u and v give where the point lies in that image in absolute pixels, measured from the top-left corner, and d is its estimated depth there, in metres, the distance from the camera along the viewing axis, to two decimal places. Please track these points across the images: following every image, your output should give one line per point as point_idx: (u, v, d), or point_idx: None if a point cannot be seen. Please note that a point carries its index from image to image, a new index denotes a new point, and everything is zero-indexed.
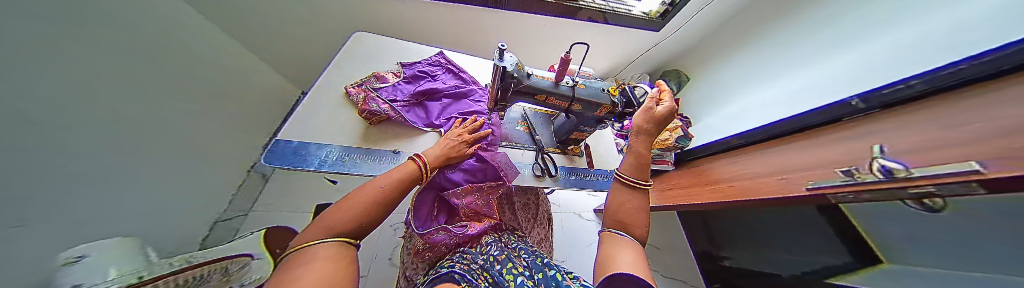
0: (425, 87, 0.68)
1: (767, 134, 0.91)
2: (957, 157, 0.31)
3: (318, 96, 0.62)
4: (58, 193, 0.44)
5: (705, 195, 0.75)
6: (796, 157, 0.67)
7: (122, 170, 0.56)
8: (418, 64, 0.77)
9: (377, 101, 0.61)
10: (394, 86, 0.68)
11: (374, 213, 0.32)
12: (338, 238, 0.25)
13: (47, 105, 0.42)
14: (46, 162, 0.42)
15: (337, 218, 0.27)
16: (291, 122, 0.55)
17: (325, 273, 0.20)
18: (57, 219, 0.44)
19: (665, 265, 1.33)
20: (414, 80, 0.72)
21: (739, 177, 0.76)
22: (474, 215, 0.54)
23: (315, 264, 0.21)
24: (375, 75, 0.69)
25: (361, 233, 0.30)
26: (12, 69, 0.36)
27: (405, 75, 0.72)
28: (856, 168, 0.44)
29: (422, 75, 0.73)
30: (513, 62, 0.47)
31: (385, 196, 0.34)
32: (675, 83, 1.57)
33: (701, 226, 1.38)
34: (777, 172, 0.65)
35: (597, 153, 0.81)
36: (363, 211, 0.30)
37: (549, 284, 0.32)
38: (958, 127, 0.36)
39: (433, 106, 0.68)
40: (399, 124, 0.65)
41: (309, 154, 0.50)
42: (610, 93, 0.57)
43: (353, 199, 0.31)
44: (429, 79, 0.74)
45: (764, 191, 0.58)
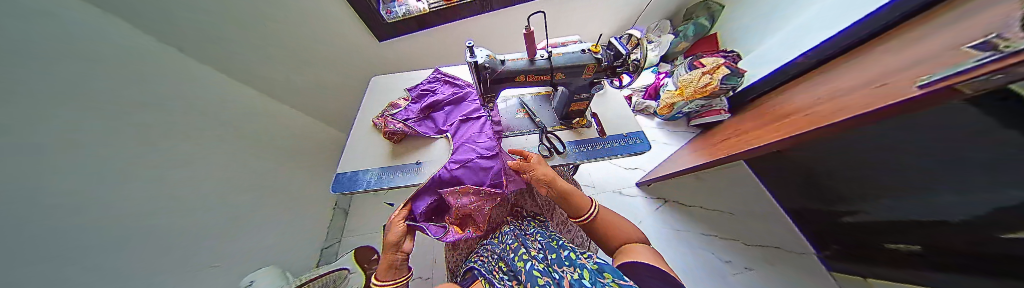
0: (429, 101, 0.77)
1: (860, 35, 0.72)
2: None
3: (356, 134, 0.76)
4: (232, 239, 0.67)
5: (772, 135, 0.61)
6: (900, 55, 0.49)
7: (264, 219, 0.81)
8: (419, 84, 0.86)
9: (393, 122, 0.71)
10: (405, 108, 0.78)
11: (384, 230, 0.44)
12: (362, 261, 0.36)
13: (216, 184, 0.64)
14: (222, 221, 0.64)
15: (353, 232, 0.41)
16: (345, 160, 0.68)
17: None
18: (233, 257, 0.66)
19: (747, 231, 1.10)
20: (420, 99, 0.81)
21: (817, 102, 0.59)
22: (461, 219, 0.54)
23: None
24: (392, 105, 0.81)
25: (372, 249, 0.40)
26: (175, 166, 0.55)
27: (412, 97, 0.82)
28: (998, 36, 0.29)
29: (425, 93, 0.82)
30: (483, 54, 0.50)
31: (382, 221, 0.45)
32: (704, 17, 1.34)
33: (790, 179, 1.10)
34: (871, 80, 0.49)
35: (607, 120, 0.72)
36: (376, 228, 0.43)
37: (562, 264, 0.34)
38: None
39: (438, 116, 0.76)
40: (416, 137, 0.74)
41: (360, 179, 0.63)
42: (592, 51, 0.54)
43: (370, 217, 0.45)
44: (431, 94, 0.82)
45: (847, 111, 0.44)
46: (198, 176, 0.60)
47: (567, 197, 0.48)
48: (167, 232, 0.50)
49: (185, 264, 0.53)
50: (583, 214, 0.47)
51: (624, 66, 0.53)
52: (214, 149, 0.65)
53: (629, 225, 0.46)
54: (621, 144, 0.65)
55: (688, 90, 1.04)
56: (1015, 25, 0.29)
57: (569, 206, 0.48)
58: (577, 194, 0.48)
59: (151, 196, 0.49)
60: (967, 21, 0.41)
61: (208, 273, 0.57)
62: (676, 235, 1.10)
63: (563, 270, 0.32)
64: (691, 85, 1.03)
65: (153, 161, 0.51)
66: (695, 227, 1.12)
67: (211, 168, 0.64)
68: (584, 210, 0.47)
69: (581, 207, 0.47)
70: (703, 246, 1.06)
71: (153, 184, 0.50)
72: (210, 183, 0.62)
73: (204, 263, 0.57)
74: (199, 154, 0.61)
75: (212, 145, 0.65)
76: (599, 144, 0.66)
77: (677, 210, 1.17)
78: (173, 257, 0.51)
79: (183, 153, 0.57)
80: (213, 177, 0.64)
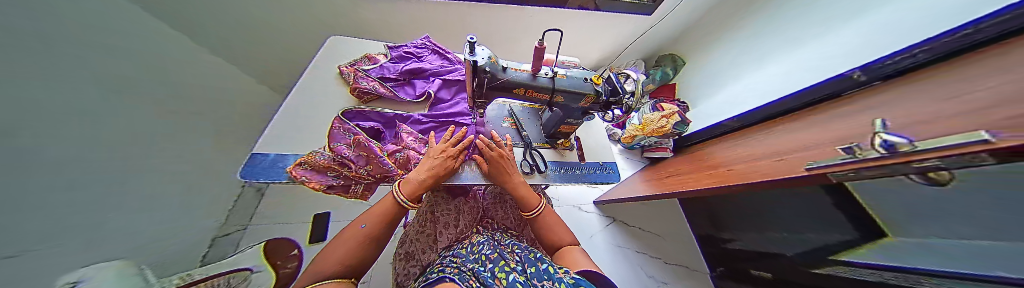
0: (412, 67, 0.76)
1: (765, 113, 0.91)
2: (950, 127, 0.30)
3: (303, 91, 0.68)
4: (66, 217, 0.44)
5: (703, 182, 0.73)
6: (790, 138, 0.67)
7: (130, 189, 0.57)
8: (404, 46, 0.83)
9: (366, 79, 0.70)
10: (381, 66, 0.76)
11: (357, 254, 0.39)
12: (334, 279, 0.34)
13: (64, 128, 0.43)
14: (57, 187, 0.42)
15: (325, 264, 0.36)
16: (268, 136, 0.58)
17: None
18: (66, 242, 0.44)
19: (667, 251, 1.33)
20: (401, 61, 0.79)
21: (735, 162, 0.74)
22: (402, 164, 0.58)
23: None
24: (367, 56, 0.78)
25: (349, 271, 0.37)
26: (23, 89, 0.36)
27: (392, 56, 0.79)
28: (858, 145, 0.41)
29: (408, 56, 0.81)
30: (486, 56, 0.48)
31: (370, 232, 0.43)
32: (670, 68, 1.56)
33: (703, 211, 1.36)
34: (773, 153, 0.63)
35: (587, 145, 0.80)
36: (346, 252, 0.38)
37: (542, 278, 0.33)
38: (957, 94, 0.36)
39: (419, 83, 0.75)
40: (391, 100, 0.72)
41: (286, 167, 0.54)
42: (594, 81, 0.57)
43: (346, 237, 0.41)
44: (415, 59, 0.81)
45: (759, 174, 0.57)
46: (45, 111, 0.40)
47: (519, 197, 0.55)
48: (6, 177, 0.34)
49: (19, 232, 0.36)
50: (532, 210, 0.54)
51: (618, 104, 0.58)
52: (87, 81, 0.48)
53: (565, 230, 0.52)
54: (596, 172, 0.72)
55: (649, 127, 1.19)
56: (869, 139, 0.41)
57: (521, 203, 0.55)
58: (529, 192, 0.56)
59: (24, 127, 0.36)
60: (828, 125, 0.59)
61: (24, 261, 0.37)
62: (616, 251, 1.25)
63: (542, 284, 0.31)
64: (652, 124, 1.17)
65: (20, 84, 0.36)
66: (631, 245, 1.29)
67: (78, 106, 0.46)
68: (534, 206, 0.55)
69: (531, 202, 0.55)
70: (636, 264, 1.22)
71: (21, 113, 0.36)
72: (56, 126, 0.41)
73: (25, 241, 0.38)
74: (75, 85, 0.45)
75: (82, 79, 0.47)
76: (578, 168, 0.71)
77: (620, 229, 1.33)
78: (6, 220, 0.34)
79: (28, 73, 0.37)
80: (79, 120, 0.46)
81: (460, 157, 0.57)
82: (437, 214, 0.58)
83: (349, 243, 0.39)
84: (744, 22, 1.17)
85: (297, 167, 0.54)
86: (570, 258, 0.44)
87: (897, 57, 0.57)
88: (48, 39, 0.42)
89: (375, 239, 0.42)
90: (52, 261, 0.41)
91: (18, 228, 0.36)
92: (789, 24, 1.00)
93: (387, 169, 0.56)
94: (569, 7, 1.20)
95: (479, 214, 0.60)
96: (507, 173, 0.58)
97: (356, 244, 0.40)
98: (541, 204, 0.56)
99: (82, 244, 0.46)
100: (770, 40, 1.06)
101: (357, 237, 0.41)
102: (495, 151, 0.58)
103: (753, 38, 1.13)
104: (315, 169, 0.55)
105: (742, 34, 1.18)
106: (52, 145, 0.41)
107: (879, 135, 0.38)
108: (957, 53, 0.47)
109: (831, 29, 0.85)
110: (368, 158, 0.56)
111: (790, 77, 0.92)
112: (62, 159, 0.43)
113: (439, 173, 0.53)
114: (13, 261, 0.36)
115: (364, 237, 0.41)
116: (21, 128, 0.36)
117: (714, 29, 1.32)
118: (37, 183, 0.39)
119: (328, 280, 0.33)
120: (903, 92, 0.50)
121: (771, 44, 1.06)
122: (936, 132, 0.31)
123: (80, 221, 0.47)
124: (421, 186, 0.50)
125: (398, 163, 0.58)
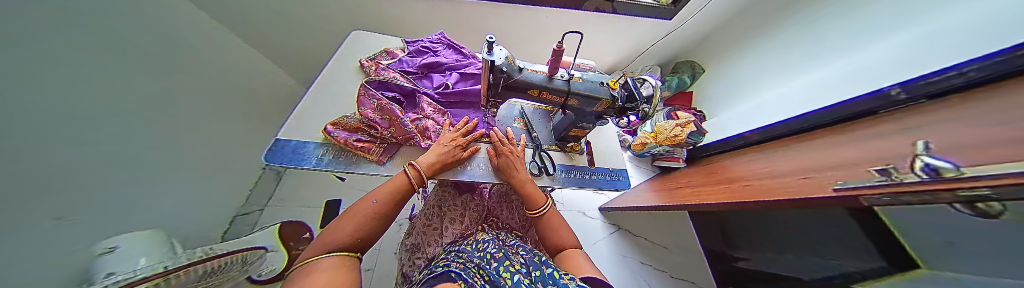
0: (429, 61, 0.77)
1: (789, 128, 0.87)
2: (998, 155, 0.28)
3: (326, 82, 0.71)
4: (93, 191, 0.48)
5: (717, 195, 0.70)
6: (815, 156, 0.63)
7: (151, 168, 0.60)
8: (421, 41, 0.85)
9: (387, 71, 0.73)
10: (400, 60, 0.78)
11: (365, 230, 0.40)
12: (339, 252, 0.34)
13: (69, 107, 0.44)
14: (76, 163, 0.44)
15: (335, 237, 0.36)
16: (291, 123, 0.61)
17: (328, 275, 0.28)
18: (93, 213, 0.47)
19: (673, 265, 1.28)
20: (419, 55, 0.81)
21: (754, 177, 0.70)
22: (423, 132, 0.62)
23: (318, 271, 0.29)
24: (387, 51, 0.80)
25: (356, 246, 0.38)
26: (19, 67, 0.37)
27: (410, 50, 0.81)
28: (894, 167, 0.39)
29: (425, 51, 0.82)
30: (503, 56, 0.48)
31: (374, 210, 0.43)
32: (688, 75, 1.51)
33: (716, 226, 1.30)
34: (797, 171, 0.60)
35: (598, 150, 0.78)
36: (355, 227, 0.39)
37: (547, 282, 0.33)
38: (1015, 120, 0.32)
39: (436, 76, 0.76)
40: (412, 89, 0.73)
41: (308, 154, 0.57)
42: (609, 86, 0.56)
43: (352, 216, 0.41)
44: (431, 54, 0.82)
45: (780, 192, 0.54)
46: (50, 89, 0.41)
47: (527, 196, 0.56)
48: (16, 154, 0.35)
49: (40, 201, 0.39)
50: (537, 209, 0.55)
51: (635, 110, 0.57)
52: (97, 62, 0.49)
53: (569, 232, 0.52)
54: (605, 178, 0.71)
55: (662, 135, 1.15)
56: (907, 162, 0.38)
57: (527, 202, 0.55)
58: (537, 193, 0.56)
59: (27, 105, 0.37)
60: (860, 145, 0.55)
61: (49, 231, 0.40)
62: (619, 260, 1.22)
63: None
64: (665, 132, 1.14)
65: (21, 62, 0.37)
66: (636, 256, 1.25)
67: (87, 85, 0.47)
68: (539, 206, 0.55)
69: (536, 202, 0.55)
70: (639, 275, 1.19)
71: (21, 90, 0.37)
72: (59, 105, 0.42)
73: (50, 212, 0.40)
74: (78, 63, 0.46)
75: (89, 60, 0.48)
76: (588, 173, 0.70)
77: (625, 237, 1.30)
78: (14, 194, 0.35)
79: (23, 50, 0.37)
80: (93, 99, 0.48)
81: (470, 148, 0.60)
82: (445, 208, 0.59)
83: (356, 220, 0.40)
84: (768, 29, 1.11)
85: (331, 126, 0.61)
86: (573, 263, 0.43)
87: (941, 75, 0.53)
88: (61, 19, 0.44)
89: (379, 218, 0.43)
90: (79, 231, 0.44)
91: (34, 200, 0.38)
92: (817, 30, 0.93)
93: (409, 131, 0.59)
94: (585, 10, 1.18)
95: (484, 212, 0.61)
96: (516, 168, 0.58)
97: (365, 222, 0.41)
98: (546, 205, 0.56)
99: (109, 216, 0.50)
100: (796, 48, 1.01)
101: (366, 212, 0.42)
102: (503, 147, 0.60)
103: (782, 44, 1.06)
104: (345, 129, 0.61)
105: (766, 43, 1.13)
106: (57, 122, 0.42)
107: (920, 158, 0.36)
108: (1009, 75, 0.43)
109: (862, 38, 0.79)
110: (391, 121, 0.59)
111: (817, 89, 0.87)
112: (79, 136, 0.45)
113: (453, 159, 0.57)
114: (41, 230, 0.38)
115: (371, 214, 0.42)
116: (20, 105, 0.36)
117: (736, 35, 1.26)
118: (56, 156, 0.41)
119: (335, 252, 0.34)
120: (947, 115, 0.46)
121: (798, 51, 1.00)
122: (976, 160, 0.28)
123: (102, 195, 0.49)
124: (432, 169, 0.53)
125: (421, 132, 0.61)
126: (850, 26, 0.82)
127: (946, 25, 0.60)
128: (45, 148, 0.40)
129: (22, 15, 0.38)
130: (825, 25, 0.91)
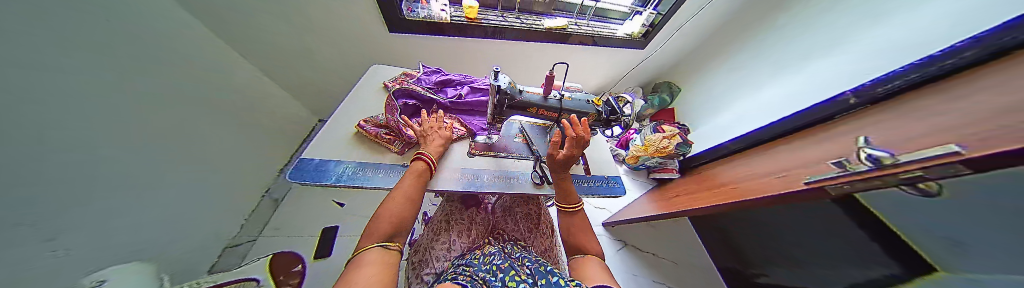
0: (444, 78, 0.86)
1: (767, 135, 0.94)
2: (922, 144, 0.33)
3: (347, 106, 0.78)
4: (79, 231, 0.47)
5: (709, 199, 0.74)
6: (789, 157, 0.69)
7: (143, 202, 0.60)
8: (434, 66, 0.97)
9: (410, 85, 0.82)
10: (418, 78, 0.88)
11: (405, 214, 0.43)
12: (387, 243, 0.38)
13: (66, 145, 0.45)
14: (61, 202, 0.44)
15: (378, 228, 0.39)
16: (316, 142, 0.64)
17: (378, 270, 0.31)
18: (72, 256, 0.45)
19: (687, 280, 1.23)
20: (432, 75, 0.91)
21: (740, 179, 0.75)
22: None
23: (368, 265, 0.31)
24: (405, 73, 0.90)
25: (398, 231, 0.41)
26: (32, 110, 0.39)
27: (425, 71, 0.92)
28: (846, 160, 0.45)
29: (437, 71, 0.93)
30: (506, 81, 0.56)
31: (410, 196, 0.46)
32: (668, 94, 1.69)
33: (722, 240, 1.29)
34: (774, 171, 0.65)
35: (593, 160, 0.83)
36: (400, 210, 0.43)
37: None
38: (959, 118, 0.36)
39: (450, 90, 0.84)
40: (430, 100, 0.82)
41: (328, 170, 0.58)
42: (595, 103, 0.64)
43: (394, 200, 0.44)
44: (443, 73, 0.92)
45: (763, 190, 0.58)
46: (55, 129, 0.42)
47: (563, 190, 0.59)
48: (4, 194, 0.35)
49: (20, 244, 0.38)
50: (575, 204, 0.58)
51: (618, 121, 0.64)
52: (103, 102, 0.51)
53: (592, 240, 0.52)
54: (603, 185, 0.74)
55: (652, 147, 1.22)
56: (854, 154, 0.46)
57: (564, 197, 0.59)
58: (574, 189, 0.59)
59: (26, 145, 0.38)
60: (822, 145, 0.61)
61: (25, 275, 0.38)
62: (631, 278, 1.16)
63: None
64: (655, 144, 1.21)
65: (44, 101, 0.41)
66: (647, 274, 1.20)
67: (88, 124, 0.49)
68: (576, 201, 0.58)
69: (574, 198, 0.58)
70: None
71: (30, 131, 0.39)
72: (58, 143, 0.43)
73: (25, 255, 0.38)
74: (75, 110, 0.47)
75: (98, 102, 0.50)
76: (585, 181, 0.74)
77: (634, 253, 1.26)
78: None
79: (42, 95, 0.40)
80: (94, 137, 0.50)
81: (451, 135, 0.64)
82: (451, 223, 0.60)
83: (398, 202, 0.44)
84: (742, 50, 1.27)
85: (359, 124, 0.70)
86: (584, 271, 0.44)
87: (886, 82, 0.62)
88: (80, 66, 0.47)
89: (414, 204, 0.46)
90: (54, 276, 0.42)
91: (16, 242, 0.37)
92: (786, 50, 1.07)
93: None
94: (569, 43, 1.34)
95: (489, 226, 0.63)
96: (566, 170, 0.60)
97: (406, 205, 0.44)
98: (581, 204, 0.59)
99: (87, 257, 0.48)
100: (767, 65, 1.14)
101: (402, 197, 0.45)
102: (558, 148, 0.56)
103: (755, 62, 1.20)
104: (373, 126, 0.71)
105: (741, 62, 1.27)
106: (47, 160, 0.42)
107: (865, 150, 0.43)
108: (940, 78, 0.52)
109: (826, 55, 0.92)
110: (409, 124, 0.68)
111: (790, 100, 0.97)
112: (65, 172, 0.45)
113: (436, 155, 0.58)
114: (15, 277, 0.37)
115: (410, 198, 0.46)
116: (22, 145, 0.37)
117: (713, 55, 1.43)
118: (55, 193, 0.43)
119: (383, 243, 0.37)
120: (890, 115, 0.52)
121: (770, 68, 1.13)
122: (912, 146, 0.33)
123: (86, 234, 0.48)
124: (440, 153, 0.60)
125: None
126: (816, 45, 0.95)
127: (897, 42, 0.71)
128: (51, 183, 0.42)
129: (50, 65, 0.42)
130: (791, 46, 1.05)
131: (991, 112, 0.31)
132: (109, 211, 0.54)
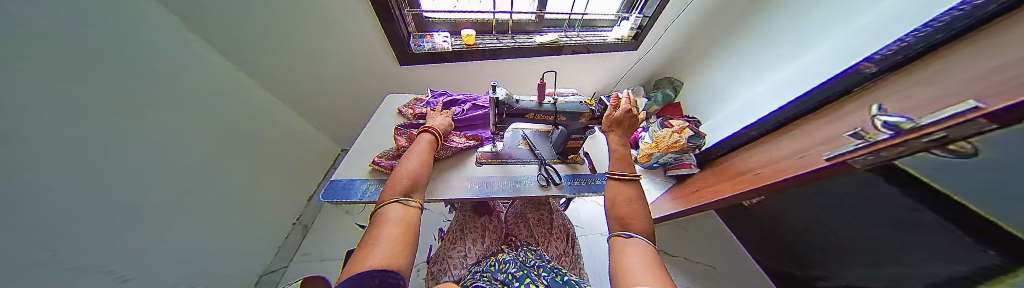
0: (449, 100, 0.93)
1: (786, 116, 0.89)
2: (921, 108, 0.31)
3: (370, 131, 0.88)
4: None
5: (733, 188, 0.71)
6: (806, 137, 0.65)
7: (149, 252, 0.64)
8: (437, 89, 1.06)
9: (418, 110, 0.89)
10: (427, 102, 0.96)
11: (419, 173, 0.49)
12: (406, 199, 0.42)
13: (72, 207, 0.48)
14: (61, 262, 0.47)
15: (395, 188, 0.44)
16: (344, 166, 0.72)
17: (398, 229, 0.36)
18: None
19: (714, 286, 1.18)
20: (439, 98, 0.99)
21: (763, 165, 0.72)
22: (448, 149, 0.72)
23: (389, 223, 0.37)
24: (416, 99, 1.00)
25: (414, 189, 0.46)
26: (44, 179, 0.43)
27: (431, 95, 1.01)
28: (863, 130, 0.44)
29: (441, 93, 1.01)
30: (503, 93, 0.61)
31: (421, 163, 0.51)
32: (669, 89, 1.68)
33: (772, 240, 1.17)
34: (796, 151, 0.62)
35: (597, 160, 0.84)
36: (414, 169, 0.48)
37: None
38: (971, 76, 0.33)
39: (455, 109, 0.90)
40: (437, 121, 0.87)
41: (356, 188, 0.65)
42: (587, 103, 0.66)
43: (409, 161, 0.50)
44: (447, 95, 1.00)
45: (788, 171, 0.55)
46: (64, 192, 0.46)
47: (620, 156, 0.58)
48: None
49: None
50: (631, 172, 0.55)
51: None
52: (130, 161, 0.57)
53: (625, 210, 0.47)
54: None
55: (663, 143, 1.18)
56: (870, 124, 0.44)
57: (617, 164, 0.57)
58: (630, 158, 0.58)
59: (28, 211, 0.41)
60: (842, 120, 0.57)
61: None
62: None
63: None
64: (666, 140, 1.18)
65: (63, 167, 0.45)
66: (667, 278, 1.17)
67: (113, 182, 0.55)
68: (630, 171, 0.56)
69: (623, 166, 0.56)
70: None
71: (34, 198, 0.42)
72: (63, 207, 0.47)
73: None
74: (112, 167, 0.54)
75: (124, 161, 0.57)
76: (591, 180, 0.74)
77: None
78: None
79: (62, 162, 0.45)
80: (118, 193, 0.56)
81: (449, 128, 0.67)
82: (467, 231, 0.62)
83: (414, 164, 0.50)
84: (746, 32, 1.23)
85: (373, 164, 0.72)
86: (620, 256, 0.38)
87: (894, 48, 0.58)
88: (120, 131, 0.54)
89: (425, 167, 0.51)
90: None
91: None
92: (795, 28, 1.02)
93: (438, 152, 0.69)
94: (565, 52, 1.41)
95: (503, 234, 0.64)
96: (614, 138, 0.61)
97: (420, 166, 0.50)
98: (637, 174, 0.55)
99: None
100: (779, 43, 1.08)
101: (417, 160, 0.51)
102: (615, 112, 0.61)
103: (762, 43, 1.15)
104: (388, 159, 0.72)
105: (747, 44, 1.23)
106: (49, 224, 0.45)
107: (880, 119, 0.41)
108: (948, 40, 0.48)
109: (842, 25, 0.85)
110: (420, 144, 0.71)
111: (808, 76, 0.91)
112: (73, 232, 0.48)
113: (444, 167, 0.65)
114: None
115: (422, 163, 0.51)
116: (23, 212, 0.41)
117: (715, 42, 1.39)
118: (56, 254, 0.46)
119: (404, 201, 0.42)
120: (913, 81, 0.48)
121: (782, 45, 1.07)
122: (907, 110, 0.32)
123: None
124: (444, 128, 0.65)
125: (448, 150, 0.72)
126: (831, 15, 0.89)
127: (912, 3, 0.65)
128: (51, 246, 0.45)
129: (83, 134, 0.48)
130: (802, 20, 0.99)
131: (994, 66, 0.30)
132: (135, 254, 0.60)
